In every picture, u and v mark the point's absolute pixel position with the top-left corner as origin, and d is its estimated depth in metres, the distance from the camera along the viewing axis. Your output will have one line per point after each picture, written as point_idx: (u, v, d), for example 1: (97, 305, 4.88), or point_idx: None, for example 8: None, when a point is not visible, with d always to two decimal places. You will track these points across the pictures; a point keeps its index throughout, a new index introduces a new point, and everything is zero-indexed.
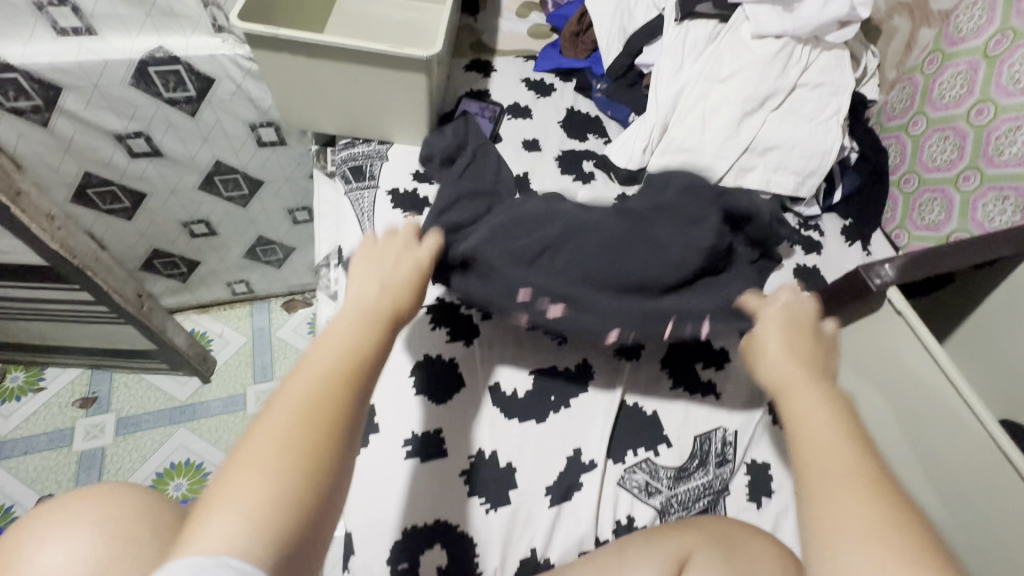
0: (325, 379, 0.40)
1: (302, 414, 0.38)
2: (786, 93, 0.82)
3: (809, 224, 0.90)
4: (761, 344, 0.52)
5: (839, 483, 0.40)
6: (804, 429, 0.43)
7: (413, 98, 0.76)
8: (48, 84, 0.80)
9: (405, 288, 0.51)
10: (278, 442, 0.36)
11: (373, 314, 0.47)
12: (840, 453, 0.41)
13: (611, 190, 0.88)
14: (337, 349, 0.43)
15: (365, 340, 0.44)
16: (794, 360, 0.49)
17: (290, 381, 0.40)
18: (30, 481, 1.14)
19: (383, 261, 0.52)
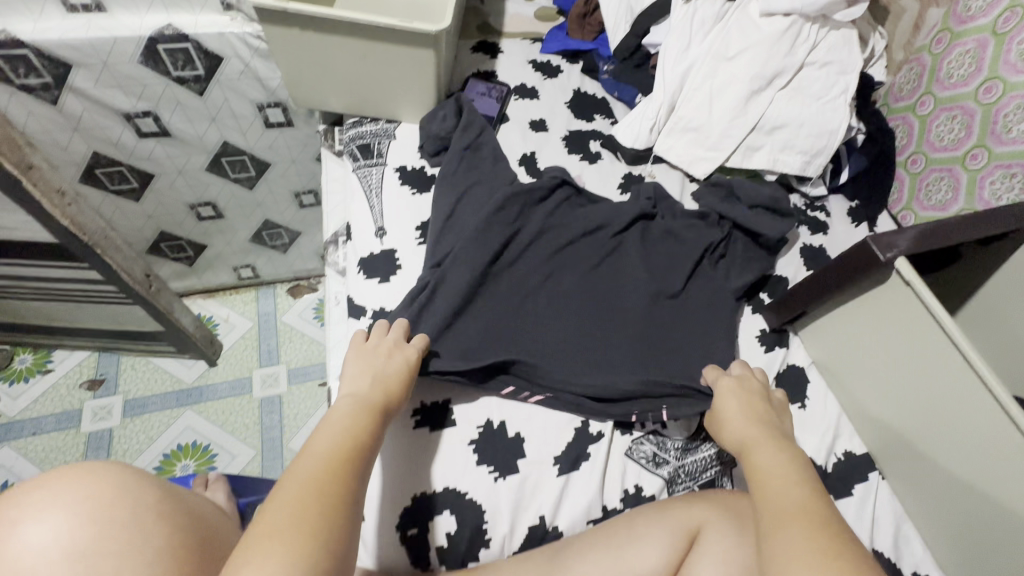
0: (329, 460, 0.45)
1: (312, 483, 0.43)
2: (794, 71, 0.82)
3: (815, 204, 0.91)
4: (724, 416, 0.57)
5: (787, 518, 0.43)
6: (762, 482, 0.47)
7: (421, 74, 0.77)
8: (59, 61, 0.80)
9: (398, 376, 0.57)
10: (292, 509, 0.40)
11: (368, 404, 0.52)
12: (793, 493, 0.45)
13: (618, 169, 0.88)
14: (338, 435, 0.48)
15: (361, 426, 0.50)
16: (753, 431, 0.54)
17: (298, 462, 0.45)
18: (38, 461, 1.15)
19: (376, 356, 0.58)
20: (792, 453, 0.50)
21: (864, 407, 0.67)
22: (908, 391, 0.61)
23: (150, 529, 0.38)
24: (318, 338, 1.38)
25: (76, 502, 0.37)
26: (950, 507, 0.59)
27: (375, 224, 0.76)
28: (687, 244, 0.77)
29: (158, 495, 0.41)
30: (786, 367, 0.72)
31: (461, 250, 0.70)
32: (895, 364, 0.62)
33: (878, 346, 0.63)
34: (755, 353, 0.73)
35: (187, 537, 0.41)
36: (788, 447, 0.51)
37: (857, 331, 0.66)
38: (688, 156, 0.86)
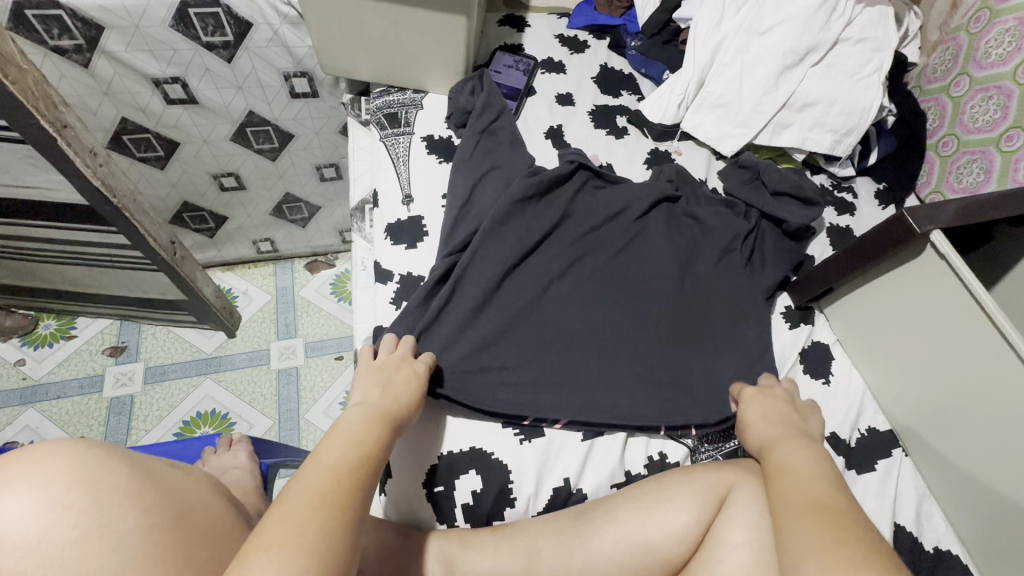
0: (339, 465, 0.42)
1: (323, 487, 0.39)
2: (828, 47, 0.80)
3: (843, 185, 0.90)
4: (749, 423, 0.56)
5: (801, 511, 0.42)
6: (783, 479, 0.47)
7: (452, 42, 0.77)
8: (92, 23, 0.81)
9: (406, 387, 0.54)
10: (301, 512, 0.37)
11: (378, 414, 0.49)
12: (810, 489, 0.44)
13: (645, 144, 0.87)
14: (347, 442, 0.45)
15: (374, 436, 0.47)
16: (776, 433, 0.53)
17: (305, 469, 0.41)
18: (62, 423, 1.18)
19: (385, 377, 0.54)
20: (817, 456, 0.49)
21: (894, 390, 0.66)
22: (939, 371, 0.60)
23: (116, 512, 0.33)
24: (335, 313, 1.39)
25: (31, 485, 0.31)
26: (977, 500, 0.58)
27: (402, 192, 0.77)
28: (713, 219, 0.76)
29: (128, 472, 0.36)
30: (811, 343, 0.72)
31: (488, 228, 0.70)
32: (926, 344, 0.61)
33: (909, 327, 0.63)
34: (780, 328, 0.72)
35: (166, 519, 0.36)
36: (809, 449, 0.50)
37: (891, 315, 0.65)
38: (716, 132, 0.85)
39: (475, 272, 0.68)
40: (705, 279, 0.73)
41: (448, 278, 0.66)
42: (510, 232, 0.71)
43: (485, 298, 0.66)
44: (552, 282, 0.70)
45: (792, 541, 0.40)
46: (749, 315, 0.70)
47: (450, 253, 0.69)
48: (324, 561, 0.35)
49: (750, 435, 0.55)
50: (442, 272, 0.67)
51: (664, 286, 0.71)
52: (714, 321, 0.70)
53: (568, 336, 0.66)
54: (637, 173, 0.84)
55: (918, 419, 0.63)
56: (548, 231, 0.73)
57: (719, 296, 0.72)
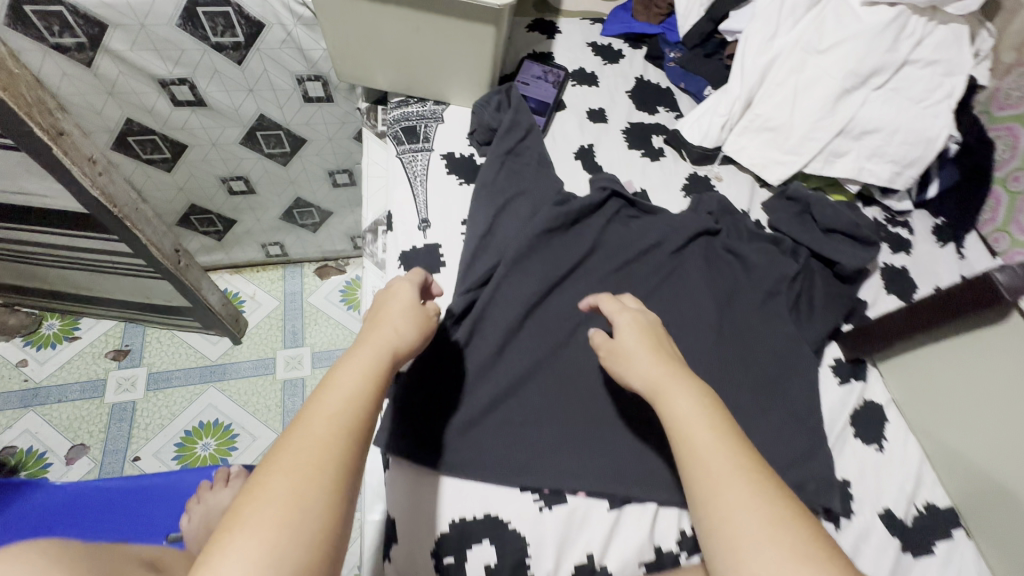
0: (325, 432, 0.37)
1: (304, 466, 0.35)
2: (895, 69, 0.72)
3: (898, 219, 0.82)
4: (624, 353, 0.49)
5: (722, 479, 0.38)
6: (682, 437, 0.42)
7: (478, 53, 0.70)
8: (94, 21, 0.76)
9: (407, 322, 0.48)
10: (283, 495, 0.34)
11: (376, 358, 0.43)
12: (717, 449, 0.40)
13: (682, 168, 0.80)
14: (337, 399, 0.39)
15: (371, 390, 0.41)
16: (658, 367, 0.46)
17: (293, 433, 0.37)
18: (62, 428, 1.15)
19: (386, 311, 0.49)
20: (703, 391, 0.44)
21: (956, 461, 0.59)
22: (1010, 446, 0.53)
23: None
24: (345, 323, 1.34)
25: None
26: None
27: (419, 216, 0.71)
28: (758, 258, 0.69)
29: None
30: (863, 402, 0.65)
31: (512, 261, 0.64)
32: (998, 412, 0.54)
33: (981, 392, 0.55)
34: (828, 383, 0.65)
35: None
36: (696, 382, 0.45)
37: (965, 372, 0.57)
38: (761, 158, 0.78)
39: (495, 311, 0.62)
40: (748, 324, 0.66)
41: (467, 321, 0.60)
42: (534, 266, 0.65)
43: (504, 342, 0.61)
44: (579, 325, 0.63)
45: (726, 523, 0.37)
46: (796, 368, 0.63)
47: (469, 288, 0.63)
48: (312, 553, 0.32)
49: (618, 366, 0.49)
50: (460, 311, 0.60)
51: (702, 333, 0.65)
52: (756, 373, 0.63)
53: (595, 387, 0.60)
54: (673, 201, 0.77)
55: (981, 497, 0.56)
56: (575, 266, 0.66)
57: (764, 344, 0.65)
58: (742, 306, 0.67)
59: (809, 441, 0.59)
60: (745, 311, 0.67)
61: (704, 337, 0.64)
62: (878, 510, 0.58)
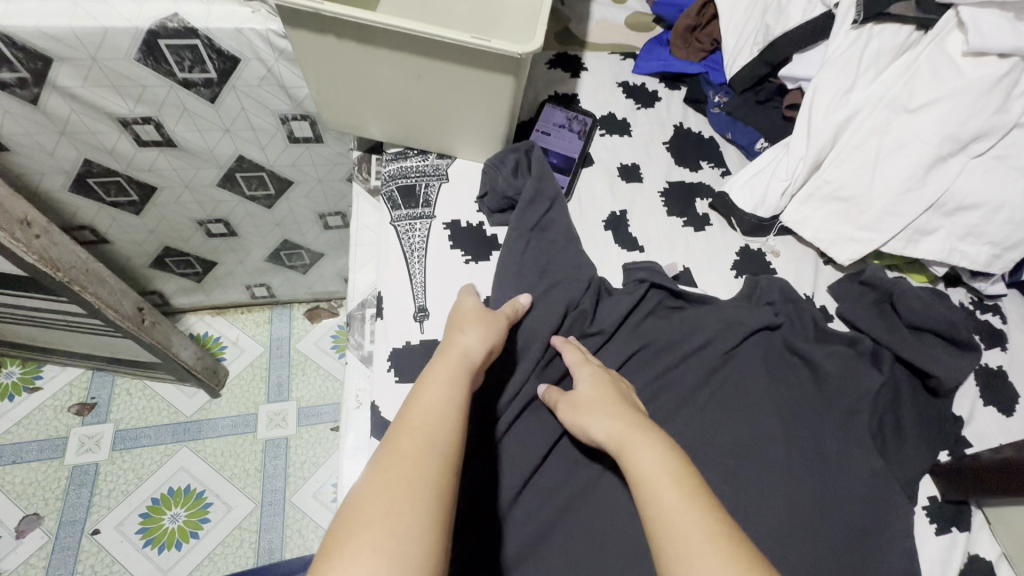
0: (415, 444, 0.35)
1: (398, 483, 0.33)
2: (1001, 134, 0.59)
3: (987, 304, 0.69)
4: (584, 403, 0.46)
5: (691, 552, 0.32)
6: (643, 497, 0.36)
7: (492, 106, 0.58)
8: (35, 53, 0.64)
9: (479, 335, 0.46)
10: (382, 514, 0.31)
11: (452, 370, 0.42)
12: (682, 509, 0.34)
13: (730, 241, 0.67)
14: (422, 410, 0.38)
15: (457, 401, 0.39)
16: (621, 424, 0.42)
17: (384, 451, 0.35)
18: (15, 496, 1.02)
19: (460, 326, 0.48)
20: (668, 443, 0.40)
21: None
22: None
23: None
24: (335, 373, 1.22)
25: None
26: None
27: (415, 303, 0.58)
28: (832, 366, 0.56)
29: None
30: (970, 559, 0.52)
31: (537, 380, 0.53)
32: None
33: None
34: (924, 533, 0.52)
35: None
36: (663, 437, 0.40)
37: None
38: (830, 233, 0.65)
39: (511, 447, 0.51)
40: (821, 454, 0.53)
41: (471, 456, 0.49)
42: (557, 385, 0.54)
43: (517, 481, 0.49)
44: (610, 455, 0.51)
45: None
46: (884, 516, 0.50)
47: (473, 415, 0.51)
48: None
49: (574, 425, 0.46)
50: None
51: (767, 467, 0.51)
52: (838, 525, 0.50)
53: (635, 550, 0.47)
54: (721, 283, 0.64)
55: None
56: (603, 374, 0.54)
57: (843, 481, 0.52)
58: (812, 428, 0.54)
59: None
60: (818, 435, 0.54)
61: (769, 474, 0.51)
62: None
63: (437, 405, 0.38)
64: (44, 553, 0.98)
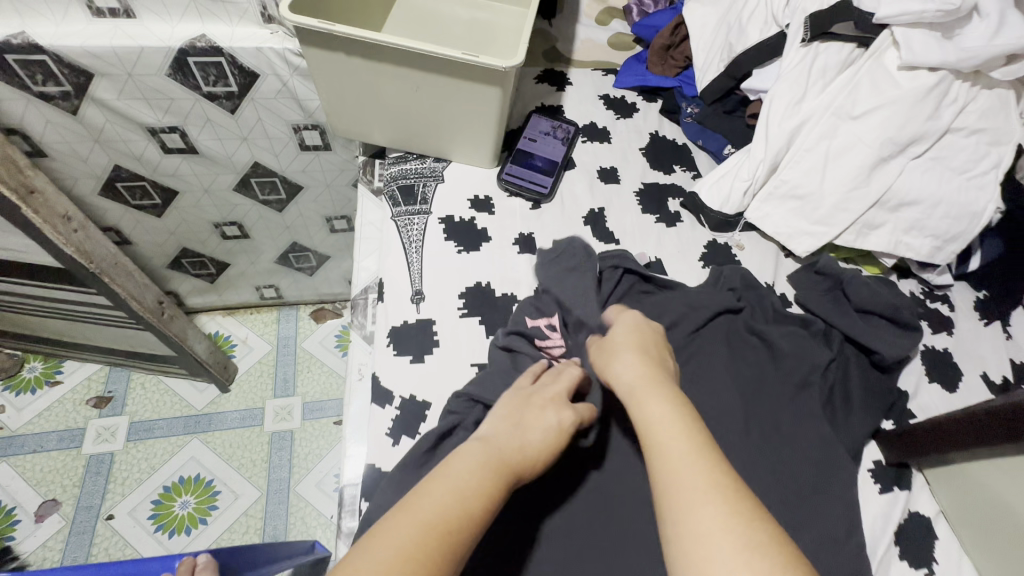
0: (425, 530, 0.35)
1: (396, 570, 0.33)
2: (935, 138, 0.66)
3: (936, 293, 0.75)
4: (607, 347, 0.51)
5: (698, 507, 0.36)
6: (656, 447, 0.41)
7: (483, 114, 0.66)
8: (79, 69, 0.72)
9: (537, 434, 0.46)
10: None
11: (490, 457, 0.42)
12: (694, 471, 0.38)
13: (699, 236, 0.74)
14: (448, 495, 0.38)
15: (480, 485, 0.39)
16: (646, 373, 0.46)
17: (404, 511, 0.36)
18: (35, 482, 1.08)
19: (523, 419, 0.47)
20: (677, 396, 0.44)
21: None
22: None
23: None
24: (338, 370, 1.28)
25: None
26: None
27: (412, 287, 0.65)
28: (787, 344, 0.62)
29: None
30: (908, 515, 0.58)
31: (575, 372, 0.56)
32: None
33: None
34: (868, 492, 0.58)
35: None
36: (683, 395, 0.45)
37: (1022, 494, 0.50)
38: (787, 228, 0.72)
39: None
40: (775, 423, 0.59)
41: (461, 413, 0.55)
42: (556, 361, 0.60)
43: None
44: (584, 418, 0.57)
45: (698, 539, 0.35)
46: (830, 475, 0.56)
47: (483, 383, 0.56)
48: None
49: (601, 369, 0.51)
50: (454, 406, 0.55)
51: (726, 432, 0.57)
52: (790, 484, 0.55)
53: (603, 504, 0.54)
54: (690, 272, 0.71)
55: None
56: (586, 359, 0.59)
57: (795, 444, 0.57)
58: (768, 397, 0.60)
59: (852, 567, 0.51)
60: (773, 404, 0.60)
61: (728, 437, 0.57)
62: None
63: (459, 484, 0.39)
64: (62, 536, 1.04)
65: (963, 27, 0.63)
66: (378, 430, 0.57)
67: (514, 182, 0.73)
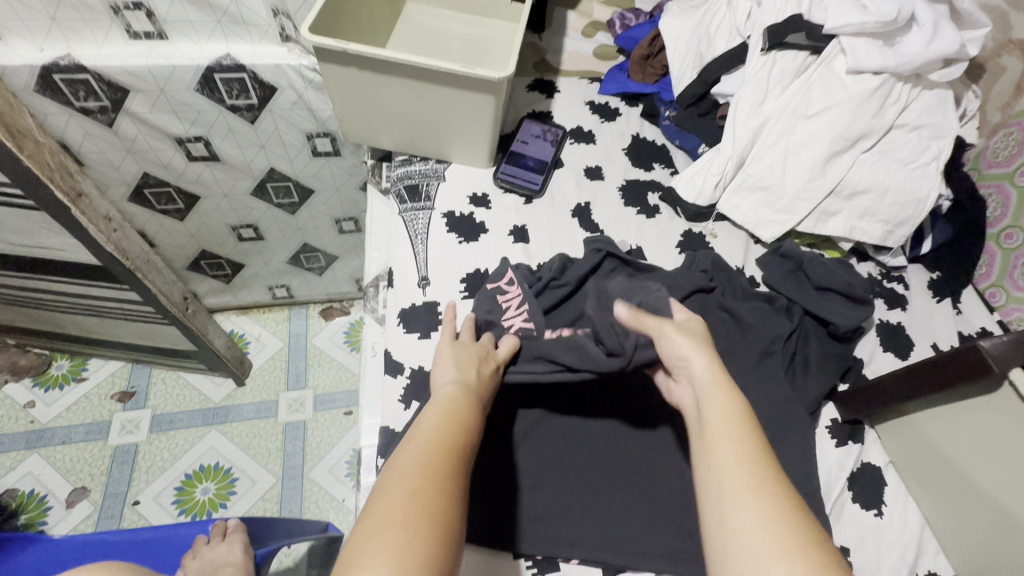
0: (439, 448, 0.42)
1: (420, 481, 0.39)
2: (882, 133, 0.74)
3: (893, 274, 0.83)
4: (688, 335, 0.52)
5: (736, 492, 0.39)
6: (705, 436, 0.43)
7: (478, 119, 0.74)
8: (117, 86, 0.80)
9: (485, 370, 0.56)
10: (407, 499, 0.38)
11: (469, 395, 0.50)
12: (738, 462, 0.40)
13: (676, 226, 0.83)
14: (441, 420, 0.46)
15: (468, 413, 0.48)
16: (705, 371, 0.48)
17: (415, 437, 0.44)
18: (65, 471, 1.15)
19: (475, 361, 0.57)
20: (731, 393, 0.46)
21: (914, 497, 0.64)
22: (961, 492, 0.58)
23: None
24: (347, 365, 1.35)
25: None
26: None
27: (418, 273, 0.73)
28: (754, 318, 0.70)
29: None
30: (860, 465, 0.66)
31: (593, 375, 0.60)
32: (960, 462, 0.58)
33: (951, 443, 0.59)
34: (825, 446, 0.66)
35: None
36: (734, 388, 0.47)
37: (989, 478, 0.56)
38: (755, 216, 0.80)
39: None
40: (743, 386, 0.66)
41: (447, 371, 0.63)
42: (515, 309, 0.67)
43: (502, 404, 0.63)
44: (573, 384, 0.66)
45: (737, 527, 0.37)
46: (791, 430, 0.64)
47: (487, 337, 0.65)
48: (436, 517, 0.37)
49: (670, 350, 0.51)
50: None
51: None
52: None
53: (591, 454, 0.62)
54: (668, 258, 0.79)
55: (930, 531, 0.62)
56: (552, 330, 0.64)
57: (762, 404, 0.65)
58: (739, 363, 0.67)
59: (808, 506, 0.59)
60: (743, 370, 0.67)
61: None
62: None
63: (451, 414, 0.47)
64: (92, 520, 1.11)
65: (903, 35, 0.72)
66: (392, 396, 0.65)
67: (509, 180, 0.81)
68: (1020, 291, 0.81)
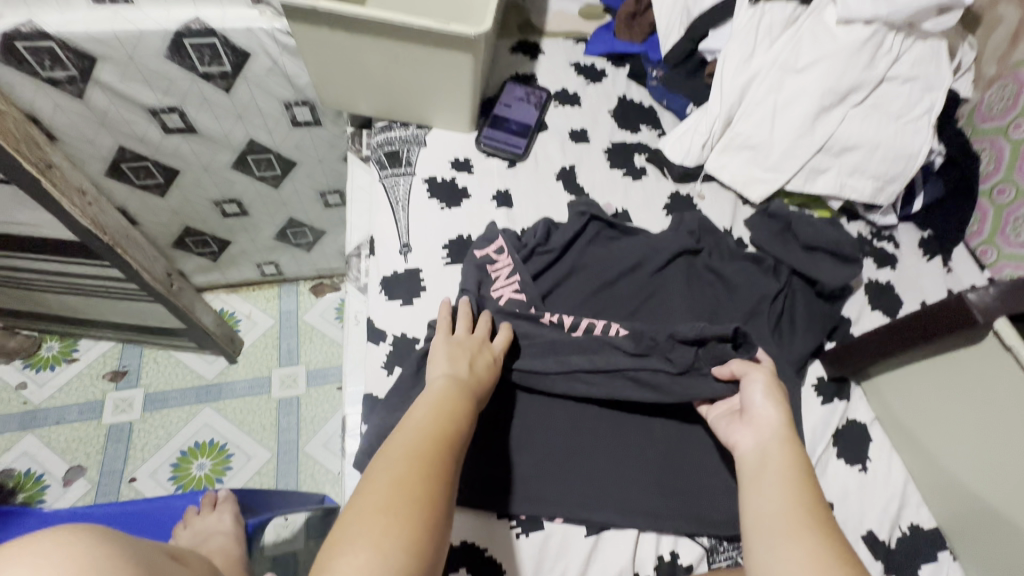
0: (427, 439, 0.44)
1: (405, 470, 0.41)
2: (873, 86, 0.72)
3: (883, 234, 0.82)
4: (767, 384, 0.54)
5: (783, 537, 0.42)
6: (758, 481, 0.47)
7: (457, 80, 0.71)
8: (83, 54, 0.77)
9: (480, 362, 0.55)
10: (393, 487, 0.40)
11: (463, 387, 0.51)
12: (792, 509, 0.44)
13: (663, 188, 0.81)
14: (431, 412, 0.47)
15: (459, 405, 0.49)
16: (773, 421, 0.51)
17: (405, 428, 0.46)
18: (61, 450, 1.16)
19: (469, 353, 0.55)
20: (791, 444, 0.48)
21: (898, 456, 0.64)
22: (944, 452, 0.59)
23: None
24: (339, 340, 1.35)
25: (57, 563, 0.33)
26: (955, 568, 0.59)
27: (400, 240, 0.72)
28: (740, 278, 0.69)
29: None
30: (846, 422, 0.65)
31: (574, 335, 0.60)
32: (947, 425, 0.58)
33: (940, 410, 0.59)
34: (811, 404, 0.66)
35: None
36: (799, 441, 0.49)
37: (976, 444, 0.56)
38: (743, 176, 0.78)
39: None
40: None
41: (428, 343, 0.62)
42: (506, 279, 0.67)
43: None
44: None
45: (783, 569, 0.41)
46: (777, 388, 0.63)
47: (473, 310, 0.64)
48: (420, 507, 0.40)
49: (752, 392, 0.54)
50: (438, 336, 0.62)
51: None
52: None
53: (575, 416, 0.62)
54: (654, 221, 0.78)
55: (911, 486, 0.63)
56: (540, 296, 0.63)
57: None
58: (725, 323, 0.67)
59: None
60: None
61: None
62: (857, 530, 0.59)
63: (443, 405, 0.48)
64: (89, 497, 1.12)
65: None
66: (375, 363, 0.64)
67: (491, 144, 0.79)
68: (1011, 247, 0.80)
